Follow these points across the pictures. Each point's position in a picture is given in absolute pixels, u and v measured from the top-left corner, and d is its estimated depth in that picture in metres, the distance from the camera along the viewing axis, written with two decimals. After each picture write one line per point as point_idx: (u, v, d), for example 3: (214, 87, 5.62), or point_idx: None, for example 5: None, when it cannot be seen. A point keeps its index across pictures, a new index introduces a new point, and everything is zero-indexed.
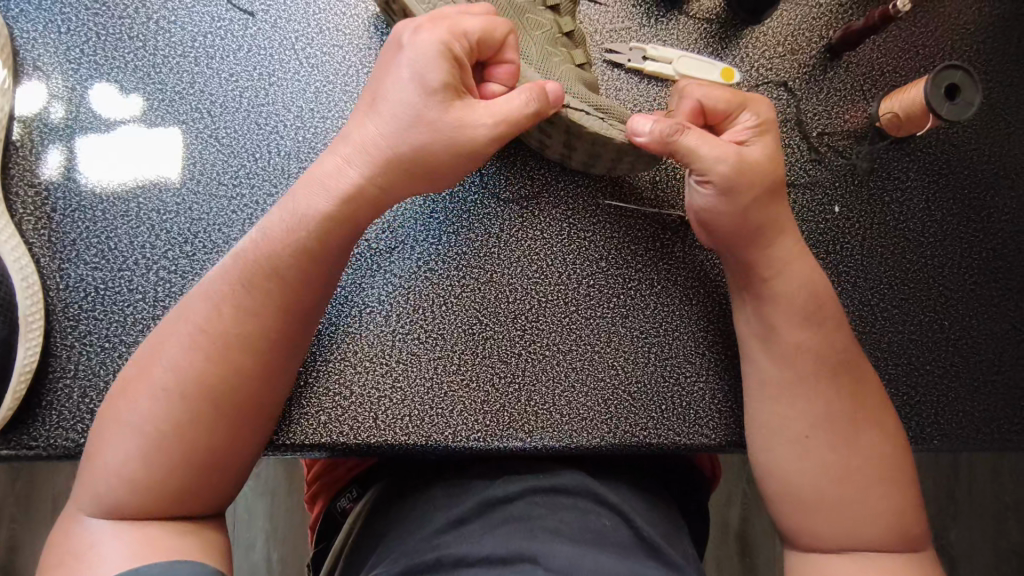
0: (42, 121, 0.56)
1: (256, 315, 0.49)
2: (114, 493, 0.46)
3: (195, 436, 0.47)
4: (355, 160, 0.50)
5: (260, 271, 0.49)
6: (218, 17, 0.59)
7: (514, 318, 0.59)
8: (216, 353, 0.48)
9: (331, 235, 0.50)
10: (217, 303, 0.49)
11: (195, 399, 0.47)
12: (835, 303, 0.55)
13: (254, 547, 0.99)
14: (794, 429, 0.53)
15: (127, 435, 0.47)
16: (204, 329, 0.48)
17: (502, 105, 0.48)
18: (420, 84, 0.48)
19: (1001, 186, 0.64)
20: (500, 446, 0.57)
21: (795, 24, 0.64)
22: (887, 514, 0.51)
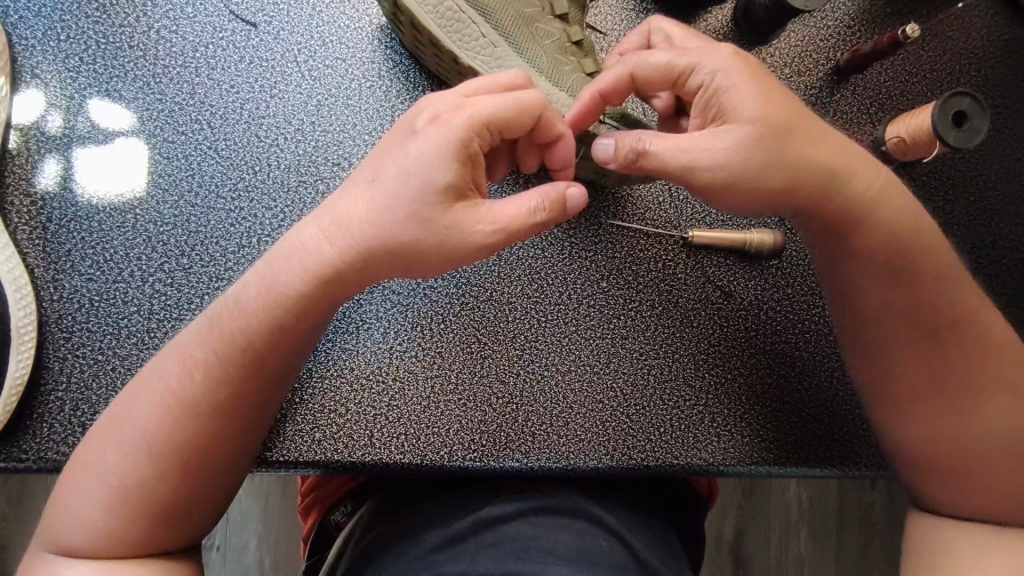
0: (39, 130, 0.56)
1: (214, 373, 0.48)
2: (75, 533, 0.46)
3: (154, 486, 0.47)
4: (330, 230, 0.47)
5: (234, 338, 0.48)
6: (221, 28, 0.58)
7: (513, 337, 0.59)
8: (175, 407, 0.47)
9: (305, 306, 0.48)
10: (188, 365, 0.48)
11: (160, 458, 0.47)
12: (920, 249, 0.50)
13: (245, 550, 0.99)
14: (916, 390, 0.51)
15: (92, 480, 0.47)
16: (170, 388, 0.48)
17: (507, 217, 0.46)
18: (423, 183, 0.45)
19: (1006, 213, 0.63)
20: (496, 467, 0.57)
21: (802, 45, 0.63)
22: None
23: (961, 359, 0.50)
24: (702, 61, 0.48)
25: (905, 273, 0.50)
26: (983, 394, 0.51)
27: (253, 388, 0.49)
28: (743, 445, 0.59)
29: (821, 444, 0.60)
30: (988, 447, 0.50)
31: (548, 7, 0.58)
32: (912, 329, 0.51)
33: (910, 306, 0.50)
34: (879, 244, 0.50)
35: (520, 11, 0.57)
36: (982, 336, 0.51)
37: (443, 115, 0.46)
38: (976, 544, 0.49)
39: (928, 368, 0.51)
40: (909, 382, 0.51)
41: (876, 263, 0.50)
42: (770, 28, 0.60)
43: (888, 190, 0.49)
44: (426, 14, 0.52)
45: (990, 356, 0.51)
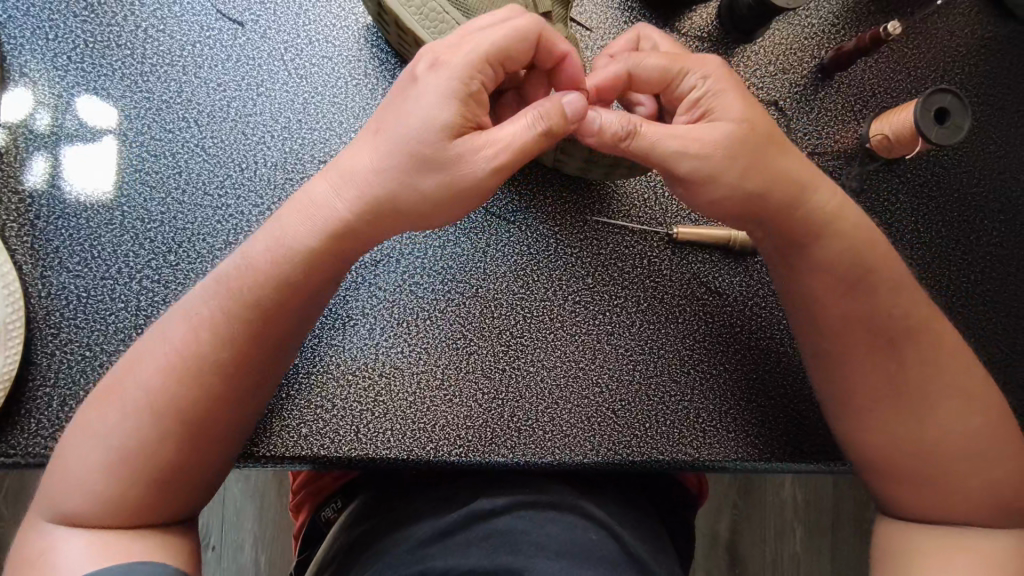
0: (28, 128, 0.56)
1: (225, 333, 0.48)
2: (74, 499, 0.46)
3: (157, 451, 0.47)
4: (341, 187, 0.49)
5: (241, 299, 0.49)
6: (207, 27, 0.59)
7: (498, 334, 0.59)
8: (182, 371, 0.47)
9: (315, 262, 0.49)
10: (197, 325, 0.48)
11: (163, 418, 0.47)
12: (883, 258, 0.52)
13: (241, 549, 0.99)
14: (878, 397, 0.51)
15: (94, 445, 0.46)
16: (177, 347, 0.48)
17: (509, 140, 0.46)
18: (427, 122, 0.46)
19: (990, 209, 0.64)
20: (481, 461, 0.57)
21: (787, 43, 0.64)
22: (996, 489, 0.50)
23: (922, 367, 0.51)
24: (696, 65, 0.51)
25: (865, 284, 0.51)
26: (943, 401, 0.51)
27: (262, 352, 0.50)
28: (729, 440, 0.59)
29: (807, 439, 0.61)
30: (946, 451, 0.51)
31: (531, 5, 0.59)
32: (871, 342, 0.51)
33: (873, 313, 0.51)
34: (839, 255, 0.51)
35: (503, 8, 0.58)
36: (942, 346, 0.51)
37: (442, 57, 0.47)
38: (926, 543, 0.50)
39: (888, 380, 0.51)
40: (874, 388, 0.51)
41: (835, 277, 0.51)
42: (754, 26, 0.61)
43: (847, 206, 0.52)
44: (409, 15, 0.53)
45: (949, 365, 0.51)
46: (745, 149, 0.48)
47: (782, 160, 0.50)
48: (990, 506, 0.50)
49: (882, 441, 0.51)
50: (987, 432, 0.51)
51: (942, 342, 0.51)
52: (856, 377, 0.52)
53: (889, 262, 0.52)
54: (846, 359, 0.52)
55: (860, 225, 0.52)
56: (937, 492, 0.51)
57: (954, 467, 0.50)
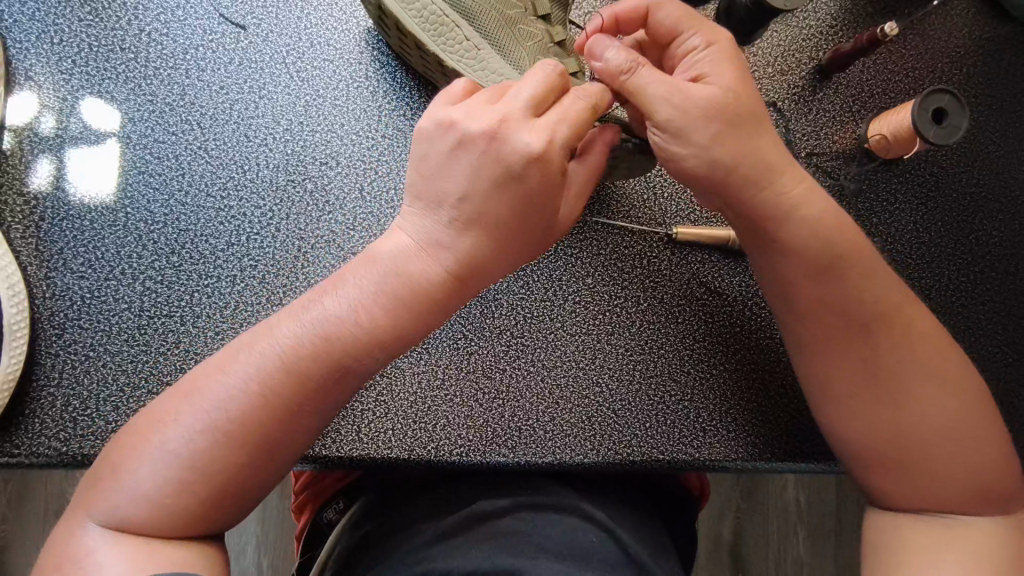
0: (32, 131, 0.57)
1: (309, 364, 0.46)
2: (129, 507, 0.44)
3: (223, 472, 0.45)
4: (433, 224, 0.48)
5: (336, 345, 0.47)
6: (210, 30, 0.59)
7: (499, 334, 0.60)
8: (264, 400, 0.46)
9: (412, 306, 0.48)
10: (286, 354, 0.46)
11: (247, 443, 0.45)
12: (855, 241, 0.51)
13: (244, 552, 1.00)
14: (855, 378, 0.51)
15: (160, 456, 0.45)
16: (264, 374, 0.46)
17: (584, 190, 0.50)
18: (516, 183, 0.46)
19: (989, 209, 0.64)
20: (482, 461, 0.57)
21: (785, 45, 0.64)
22: (978, 476, 0.50)
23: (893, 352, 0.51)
24: (703, 31, 0.50)
25: (833, 271, 0.50)
26: (917, 383, 0.51)
27: (339, 388, 0.48)
28: (729, 440, 0.60)
29: (807, 438, 0.61)
30: (928, 441, 0.50)
31: (531, 9, 0.60)
32: (846, 322, 0.51)
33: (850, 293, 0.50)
34: (809, 245, 0.50)
35: (501, 12, 0.57)
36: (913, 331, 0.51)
37: (504, 120, 0.46)
38: (913, 537, 0.50)
39: (860, 368, 0.51)
40: (847, 367, 0.51)
41: (810, 259, 0.50)
42: (752, 28, 0.61)
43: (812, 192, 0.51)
44: (410, 17, 0.53)
45: (920, 346, 0.51)
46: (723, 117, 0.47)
47: (761, 133, 0.49)
48: (976, 495, 0.50)
49: (857, 429, 0.52)
50: (965, 414, 0.51)
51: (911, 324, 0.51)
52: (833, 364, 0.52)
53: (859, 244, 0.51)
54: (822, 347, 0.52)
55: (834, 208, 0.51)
56: (920, 482, 0.51)
57: (935, 455, 0.50)
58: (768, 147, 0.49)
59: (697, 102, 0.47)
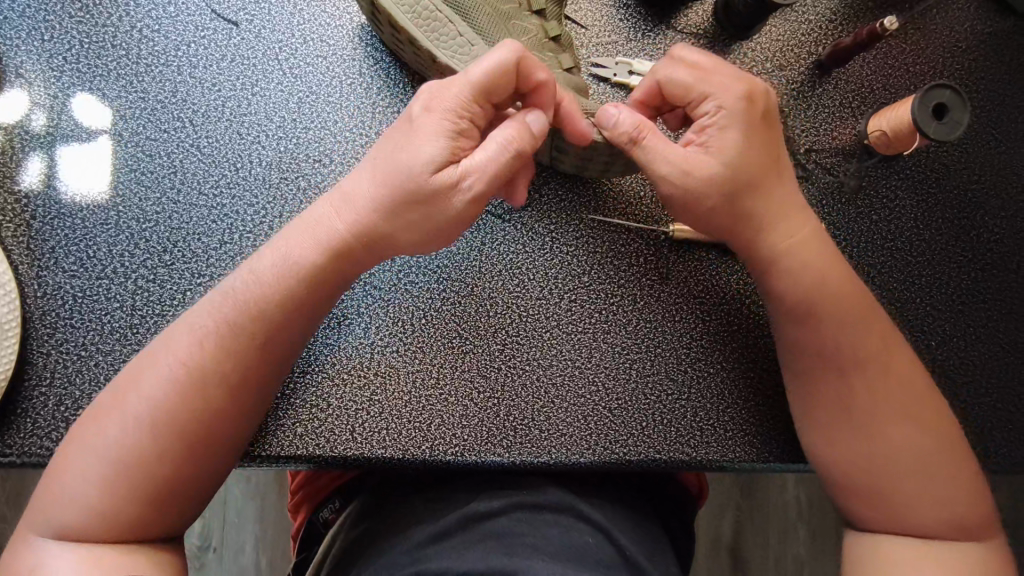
0: (23, 128, 0.57)
1: (224, 349, 0.49)
2: (68, 512, 0.46)
3: (151, 463, 0.47)
4: (339, 205, 0.51)
5: (246, 315, 0.49)
6: (202, 27, 0.59)
7: (494, 333, 0.59)
8: (187, 386, 0.48)
9: (323, 279, 0.51)
10: (201, 339, 0.49)
11: (164, 436, 0.47)
12: (845, 273, 0.53)
13: (243, 551, 0.99)
14: (842, 399, 0.52)
15: (92, 460, 0.47)
16: (182, 360, 0.48)
17: (485, 162, 0.48)
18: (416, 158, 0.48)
19: (990, 206, 0.63)
20: (477, 461, 0.57)
21: (784, 40, 0.64)
22: (950, 505, 0.50)
23: (874, 391, 0.51)
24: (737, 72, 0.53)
25: (816, 285, 0.52)
26: (896, 421, 0.51)
27: (258, 365, 0.50)
28: (726, 439, 0.59)
29: None
30: (905, 476, 0.50)
31: (524, 4, 0.60)
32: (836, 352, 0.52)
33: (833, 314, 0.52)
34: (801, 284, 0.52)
35: (497, 8, 0.58)
36: (899, 369, 0.52)
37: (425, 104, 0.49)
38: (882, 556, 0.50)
39: (843, 407, 0.52)
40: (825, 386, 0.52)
41: (802, 271, 0.52)
42: (750, 22, 0.60)
43: (811, 237, 0.53)
44: (400, 11, 0.53)
45: (898, 378, 0.52)
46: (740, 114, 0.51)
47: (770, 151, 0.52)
48: (949, 524, 0.50)
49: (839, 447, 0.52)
50: (940, 449, 0.51)
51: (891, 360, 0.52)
52: (822, 400, 0.52)
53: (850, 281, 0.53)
54: (812, 382, 0.53)
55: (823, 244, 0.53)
56: (891, 508, 0.51)
57: (907, 487, 0.50)
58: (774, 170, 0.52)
59: (721, 95, 0.51)
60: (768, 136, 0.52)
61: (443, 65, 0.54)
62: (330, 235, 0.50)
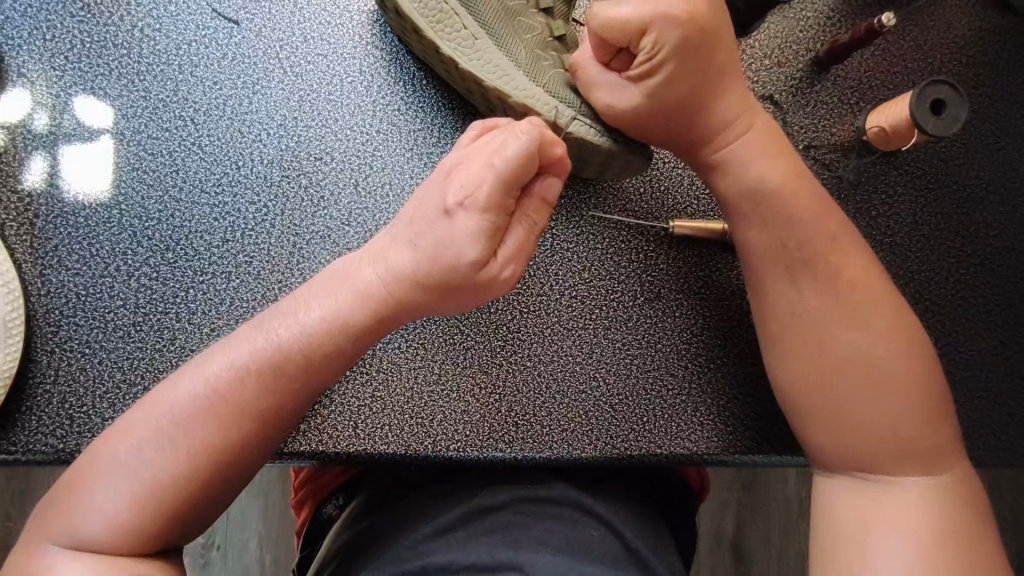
0: (26, 128, 0.57)
1: (260, 399, 0.48)
2: (93, 523, 0.45)
3: (180, 482, 0.46)
4: (382, 268, 0.49)
5: (282, 361, 0.48)
6: (203, 25, 0.59)
7: (495, 329, 0.59)
8: (223, 415, 0.47)
9: (363, 337, 0.50)
10: (238, 373, 0.48)
11: (199, 458, 0.47)
12: (805, 189, 0.53)
13: (246, 548, 1.00)
14: (802, 326, 0.52)
15: (116, 473, 0.46)
16: (218, 390, 0.48)
17: (512, 251, 0.48)
18: (452, 249, 0.47)
19: (989, 201, 0.64)
20: (480, 457, 0.57)
21: (782, 37, 0.64)
22: (904, 426, 0.50)
23: (823, 300, 0.52)
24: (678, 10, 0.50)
25: (769, 201, 0.52)
26: (846, 327, 0.51)
27: (291, 408, 0.49)
28: (726, 434, 0.59)
29: None
30: (869, 406, 0.50)
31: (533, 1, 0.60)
32: (791, 268, 0.52)
33: (783, 231, 0.52)
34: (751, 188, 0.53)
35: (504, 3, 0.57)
36: (856, 290, 0.52)
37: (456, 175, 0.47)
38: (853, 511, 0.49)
39: (794, 312, 0.52)
40: (782, 304, 0.53)
41: (754, 192, 0.53)
42: (749, 20, 0.61)
43: (764, 146, 0.53)
44: (409, 2, 0.53)
45: (857, 289, 0.52)
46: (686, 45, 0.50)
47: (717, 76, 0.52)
48: (902, 442, 0.50)
49: (797, 370, 0.52)
50: (902, 376, 0.51)
51: (844, 265, 0.52)
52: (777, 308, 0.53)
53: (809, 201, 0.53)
54: (762, 284, 0.54)
55: (779, 163, 0.53)
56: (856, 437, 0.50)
57: (864, 408, 0.50)
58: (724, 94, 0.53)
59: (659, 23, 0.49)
60: (715, 58, 0.51)
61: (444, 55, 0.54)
62: (367, 293, 0.49)
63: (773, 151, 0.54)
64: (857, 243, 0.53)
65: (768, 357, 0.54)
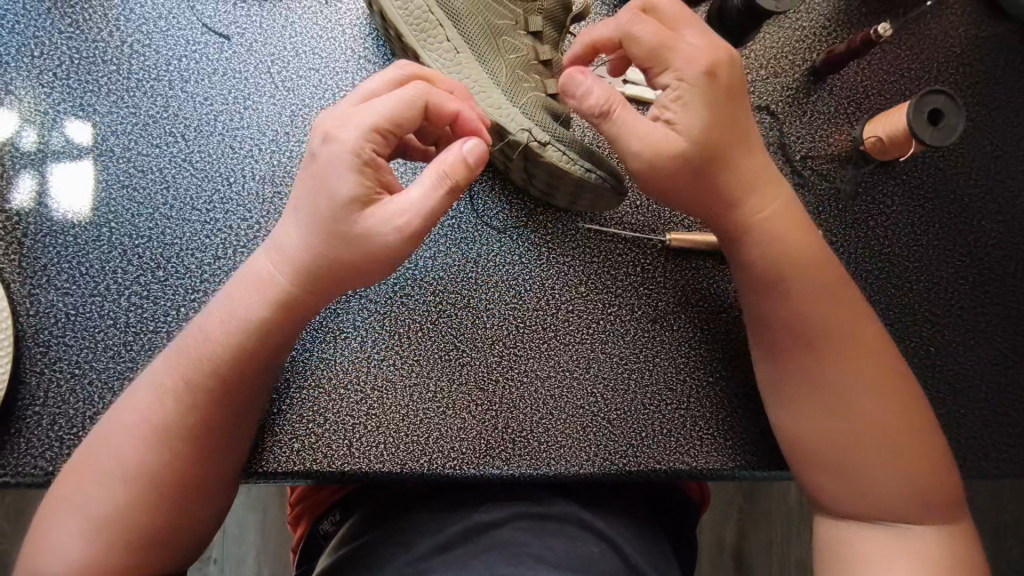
0: (14, 146, 0.56)
1: (185, 412, 0.47)
2: (56, 567, 0.44)
3: (132, 515, 0.45)
4: (274, 259, 0.48)
5: (205, 373, 0.47)
6: (193, 41, 0.59)
7: (492, 344, 0.59)
8: (153, 440, 0.46)
9: (268, 334, 0.48)
10: (158, 398, 0.47)
11: (140, 488, 0.46)
12: (823, 259, 0.52)
13: (244, 563, 0.99)
14: (809, 386, 0.51)
15: (73, 513, 0.45)
16: (145, 416, 0.47)
17: (411, 199, 0.45)
18: (335, 198, 0.45)
19: (987, 210, 0.63)
20: (477, 474, 0.56)
21: (777, 47, 0.64)
22: (911, 487, 0.49)
23: (838, 366, 0.50)
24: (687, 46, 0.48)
25: (785, 268, 0.51)
26: (858, 391, 0.50)
27: (220, 423, 0.48)
28: (726, 449, 0.59)
29: None
30: (873, 465, 0.50)
31: (521, 22, 0.60)
32: (809, 336, 0.51)
33: (799, 297, 0.51)
34: (766, 252, 0.51)
35: (490, 21, 0.57)
36: (864, 355, 0.51)
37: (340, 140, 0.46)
38: (854, 551, 0.50)
39: (808, 383, 0.51)
40: (796, 367, 0.51)
41: (772, 254, 0.51)
42: (744, 31, 0.60)
43: (783, 212, 0.52)
44: (394, 7, 0.52)
45: (868, 356, 0.51)
46: (715, 90, 0.48)
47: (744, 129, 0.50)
48: (907, 501, 0.49)
49: (801, 428, 0.52)
50: (906, 439, 0.50)
51: (859, 332, 0.51)
52: (789, 370, 0.52)
53: (826, 268, 0.52)
54: (779, 346, 0.52)
55: (797, 226, 0.52)
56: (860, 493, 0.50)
57: (869, 468, 0.50)
58: (749, 155, 0.51)
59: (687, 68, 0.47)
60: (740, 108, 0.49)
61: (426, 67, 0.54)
62: (264, 288, 0.48)
63: (792, 214, 0.52)
64: (860, 302, 0.52)
65: (772, 417, 0.54)
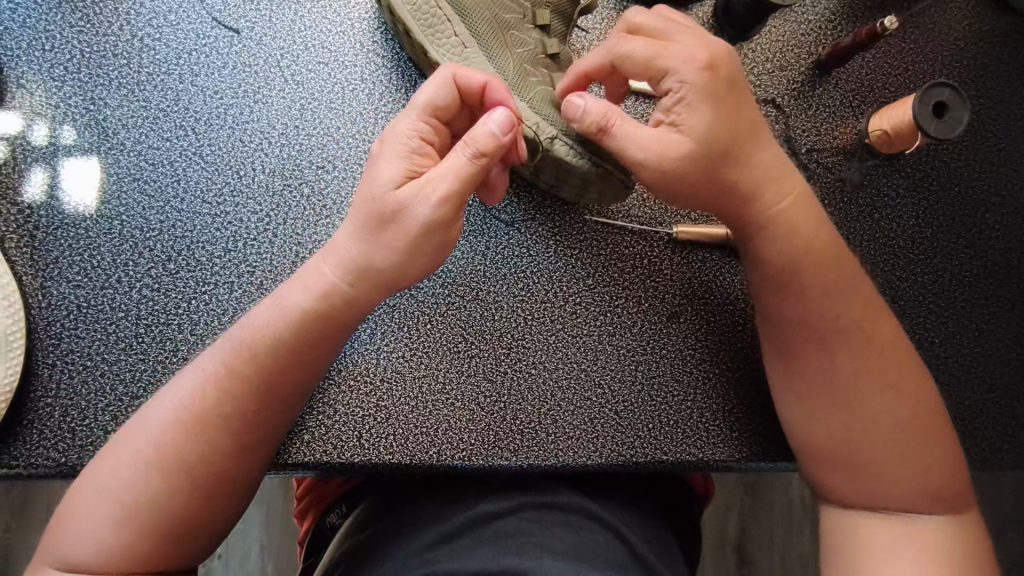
0: (25, 140, 0.56)
1: (228, 403, 0.48)
2: (85, 550, 0.45)
3: (166, 500, 0.46)
4: (329, 256, 0.50)
5: (250, 366, 0.48)
6: (203, 35, 0.59)
7: (500, 336, 0.59)
8: (193, 428, 0.47)
9: (314, 331, 0.50)
10: (202, 387, 0.48)
11: (174, 475, 0.46)
12: (837, 252, 0.53)
13: (248, 558, 0.99)
14: (821, 377, 0.52)
15: (103, 498, 0.46)
16: (186, 402, 0.48)
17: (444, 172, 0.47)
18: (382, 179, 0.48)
19: (991, 203, 0.64)
20: (484, 465, 0.57)
21: (783, 40, 0.64)
22: (920, 476, 0.50)
23: (846, 358, 0.51)
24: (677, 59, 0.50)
25: (793, 264, 0.52)
26: (867, 385, 0.51)
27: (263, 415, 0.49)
28: (732, 439, 0.59)
29: None
30: (882, 453, 0.50)
31: (529, 16, 0.59)
32: (814, 329, 0.52)
33: (807, 291, 0.52)
34: (778, 248, 0.52)
35: (498, 15, 0.57)
36: (874, 346, 0.51)
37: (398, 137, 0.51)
38: (866, 540, 0.50)
39: (819, 374, 0.52)
40: (805, 360, 0.52)
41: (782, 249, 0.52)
42: (749, 25, 0.61)
43: (795, 206, 0.52)
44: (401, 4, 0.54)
45: (878, 347, 0.51)
46: (709, 95, 0.49)
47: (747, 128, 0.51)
48: (917, 489, 0.50)
49: (810, 418, 0.52)
50: (917, 430, 0.51)
51: (870, 325, 0.52)
52: (796, 361, 0.53)
53: (836, 261, 0.52)
54: (786, 338, 0.53)
55: (811, 220, 0.53)
56: (870, 482, 0.51)
57: (878, 457, 0.50)
58: (757, 152, 0.52)
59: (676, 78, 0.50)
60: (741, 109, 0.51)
61: (433, 60, 0.55)
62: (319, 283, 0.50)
63: (803, 209, 0.53)
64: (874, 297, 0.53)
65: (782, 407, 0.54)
